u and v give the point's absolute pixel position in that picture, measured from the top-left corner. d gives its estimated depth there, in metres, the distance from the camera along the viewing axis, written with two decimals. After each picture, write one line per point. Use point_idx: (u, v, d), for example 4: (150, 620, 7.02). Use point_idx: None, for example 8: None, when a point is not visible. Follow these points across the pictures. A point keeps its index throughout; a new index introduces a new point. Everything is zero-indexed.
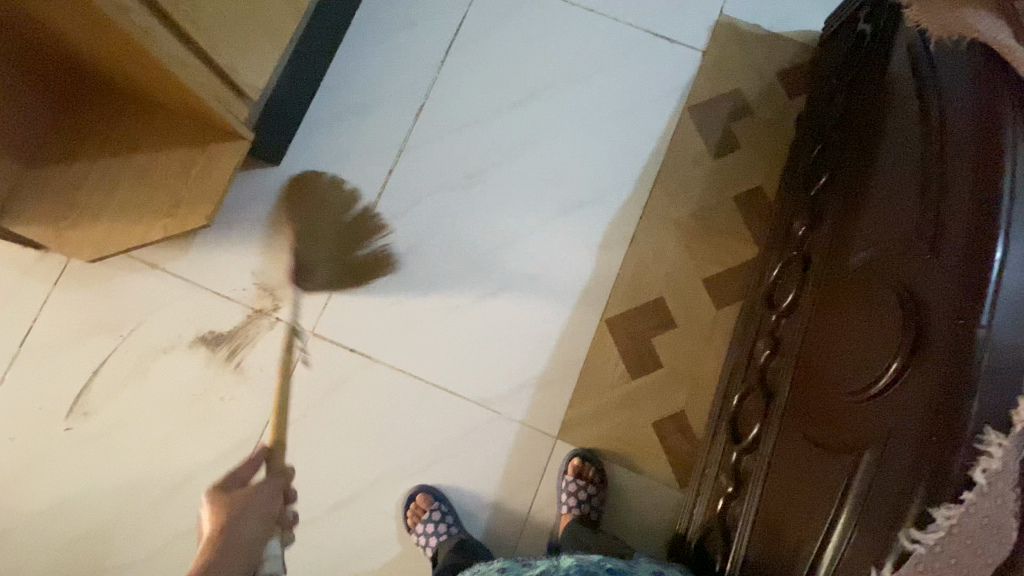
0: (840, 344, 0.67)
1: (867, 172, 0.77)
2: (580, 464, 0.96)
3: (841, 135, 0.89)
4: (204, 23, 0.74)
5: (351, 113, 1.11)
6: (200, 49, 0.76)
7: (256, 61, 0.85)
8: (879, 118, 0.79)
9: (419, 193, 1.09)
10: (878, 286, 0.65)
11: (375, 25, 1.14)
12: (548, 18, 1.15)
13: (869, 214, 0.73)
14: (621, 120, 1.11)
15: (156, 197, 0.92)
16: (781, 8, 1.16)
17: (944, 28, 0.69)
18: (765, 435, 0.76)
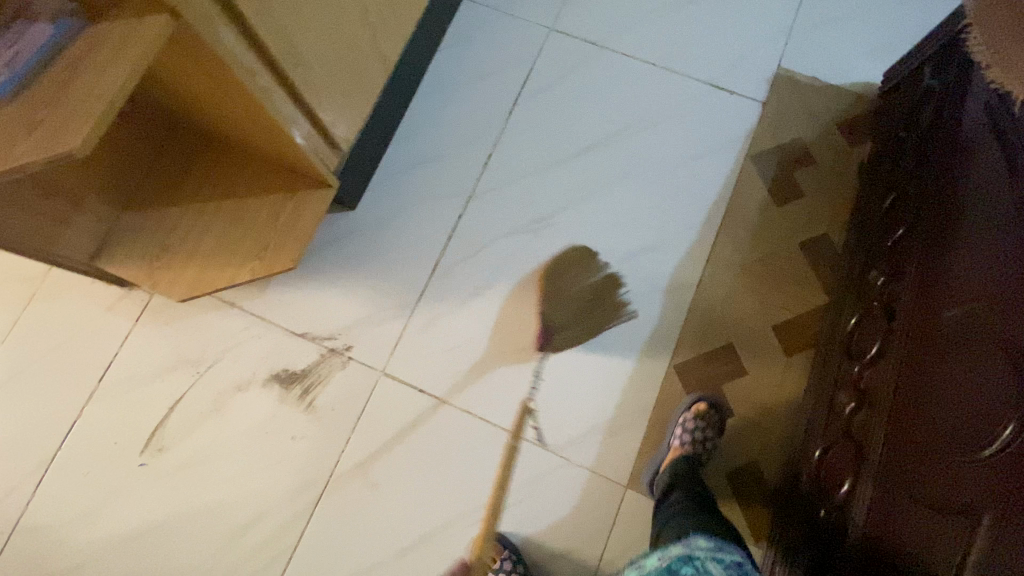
0: (942, 400, 0.67)
1: (950, 223, 0.77)
2: (703, 408, 0.98)
3: (914, 185, 0.90)
4: (314, 84, 0.79)
5: (423, 160, 1.16)
6: (309, 108, 0.81)
7: (350, 117, 0.91)
8: (957, 171, 0.80)
9: (487, 237, 1.12)
10: (982, 342, 0.65)
11: (447, 79, 1.20)
12: (610, 74, 1.20)
13: (957, 266, 0.73)
14: (684, 169, 1.14)
15: (246, 240, 0.97)
16: (839, 60, 1.19)
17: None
18: (859, 492, 0.74)
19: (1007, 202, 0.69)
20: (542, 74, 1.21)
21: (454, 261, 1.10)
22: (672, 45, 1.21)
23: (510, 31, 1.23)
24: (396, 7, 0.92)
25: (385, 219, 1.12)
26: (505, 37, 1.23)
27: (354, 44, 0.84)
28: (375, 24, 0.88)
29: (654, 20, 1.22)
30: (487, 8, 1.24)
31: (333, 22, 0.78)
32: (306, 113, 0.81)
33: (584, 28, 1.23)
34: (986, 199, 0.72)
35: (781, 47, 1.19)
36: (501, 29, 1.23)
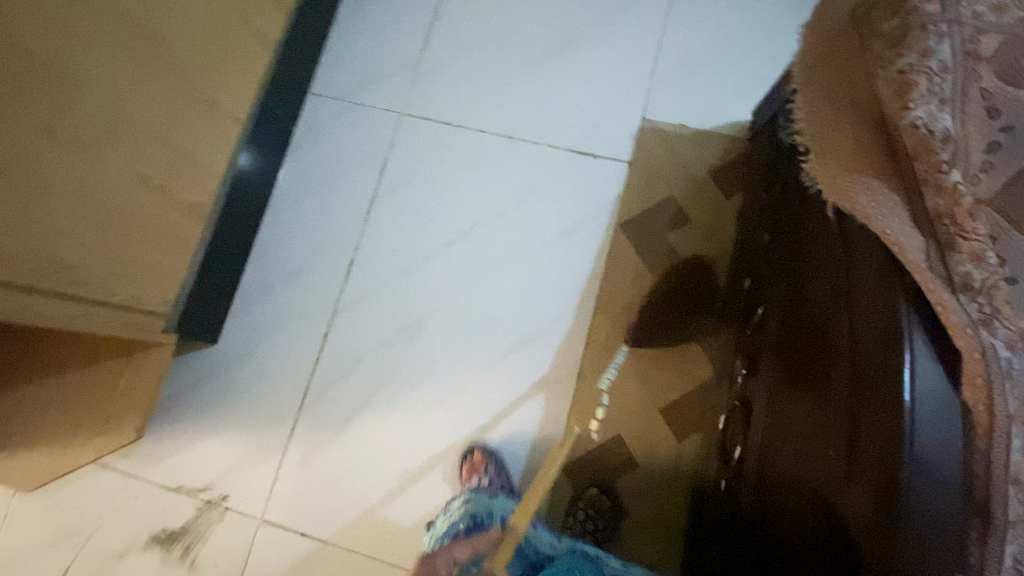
0: (783, 548, 0.61)
1: (793, 326, 0.72)
2: (594, 493, 0.96)
3: (771, 265, 0.84)
4: (86, 276, 0.74)
5: (283, 280, 1.10)
6: (89, 298, 0.76)
7: (155, 280, 0.86)
8: (798, 262, 0.74)
9: (357, 353, 1.07)
10: (805, 489, 0.58)
11: (299, 186, 1.13)
12: (469, 154, 1.13)
13: (796, 382, 0.67)
14: (555, 248, 1.08)
15: (88, 416, 0.93)
16: (706, 102, 1.10)
17: (837, 193, 0.59)
18: None
19: (827, 315, 0.61)
20: (397, 165, 1.14)
21: (325, 384, 1.06)
22: (528, 113, 1.13)
23: (359, 121, 1.16)
24: (191, 158, 0.87)
25: (250, 351, 1.07)
26: (354, 129, 1.15)
27: (141, 218, 0.80)
28: (163, 185, 0.83)
29: (507, 87, 1.14)
30: (332, 99, 1.17)
31: (98, 213, 0.73)
32: (92, 303, 0.77)
33: (435, 107, 1.15)
34: (812, 307, 0.66)
35: (642, 98, 1.12)
36: (349, 121, 1.16)
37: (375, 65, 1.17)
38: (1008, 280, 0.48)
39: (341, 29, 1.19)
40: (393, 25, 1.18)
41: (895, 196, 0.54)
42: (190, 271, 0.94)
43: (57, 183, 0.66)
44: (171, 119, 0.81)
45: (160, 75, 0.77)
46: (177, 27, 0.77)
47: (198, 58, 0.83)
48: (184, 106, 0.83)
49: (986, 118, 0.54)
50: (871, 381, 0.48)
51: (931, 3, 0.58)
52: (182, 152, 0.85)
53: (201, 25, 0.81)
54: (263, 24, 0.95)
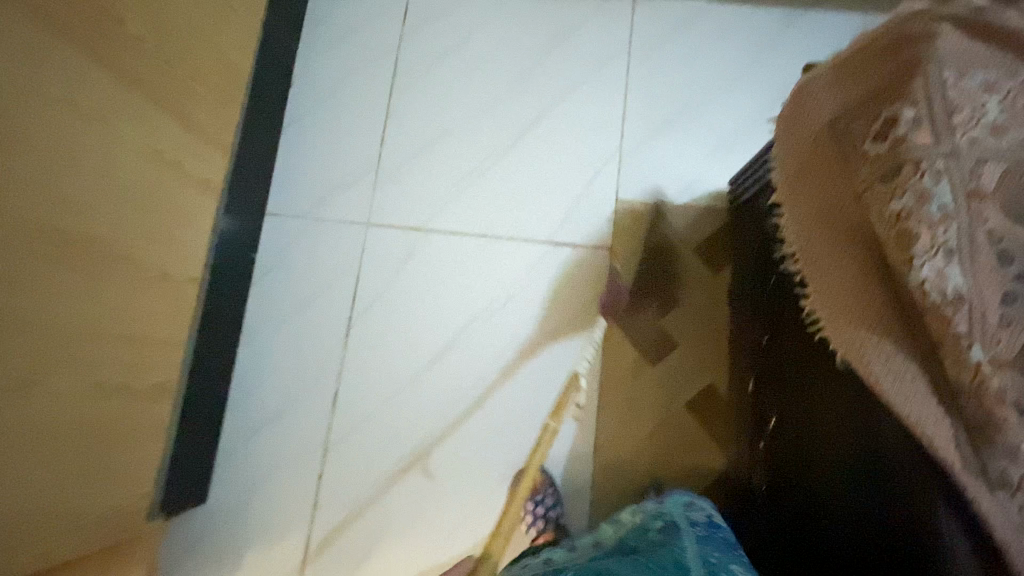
0: None
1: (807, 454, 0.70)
2: None
3: (773, 367, 0.81)
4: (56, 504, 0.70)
5: (268, 421, 1.04)
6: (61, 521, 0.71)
7: (130, 473, 0.81)
8: (801, 383, 0.71)
9: (357, 489, 1.01)
10: None
11: (270, 317, 1.07)
12: (443, 258, 1.08)
13: (823, 522, 0.66)
14: (547, 348, 1.03)
15: None
16: (678, 175, 1.08)
17: (847, 346, 0.55)
18: None
19: (849, 472, 0.59)
20: (370, 279, 1.08)
21: (328, 526, 1.00)
22: (499, 207, 1.10)
23: (324, 238, 1.09)
24: (146, 338, 0.80)
25: (243, 503, 1.01)
26: (320, 248, 1.09)
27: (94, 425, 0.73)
28: (126, 378, 0.77)
29: (472, 183, 1.11)
30: (291, 218, 1.10)
31: (43, 444, 0.65)
32: (60, 524, 0.72)
33: (402, 212, 1.10)
34: (826, 450, 0.64)
35: (613, 177, 1.09)
36: (313, 239, 1.10)
37: (332, 176, 1.12)
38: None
39: (291, 143, 1.13)
40: (346, 132, 1.13)
41: (913, 364, 0.51)
42: (165, 449, 0.87)
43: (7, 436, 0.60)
44: (112, 309, 0.73)
45: (97, 270, 0.70)
46: (110, 215, 0.71)
47: (144, 241, 0.78)
48: (127, 292, 0.75)
49: (997, 267, 0.50)
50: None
51: (919, 133, 0.54)
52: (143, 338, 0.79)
53: (133, 201, 0.75)
54: (203, 172, 0.88)
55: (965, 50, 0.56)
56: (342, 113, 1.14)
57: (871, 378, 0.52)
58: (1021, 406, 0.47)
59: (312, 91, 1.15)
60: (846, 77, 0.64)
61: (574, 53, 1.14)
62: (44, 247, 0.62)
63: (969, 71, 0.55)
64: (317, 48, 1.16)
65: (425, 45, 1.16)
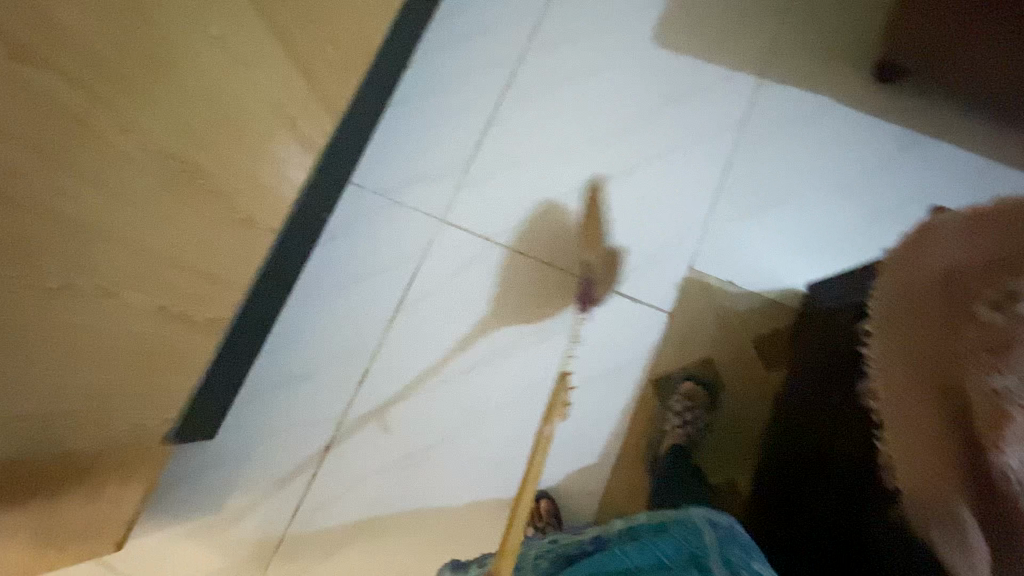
0: None
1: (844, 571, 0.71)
2: (539, 505, 0.97)
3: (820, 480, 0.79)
4: (143, 396, 0.78)
5: (296, 381, 1.05)
6: (145, 407, 0.79)
7: (177, 392, 0.85)
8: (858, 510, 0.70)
9: (363, 471, 1.01)
10: None
11: (324, 281, 1.09)
12: (506, 273, 1.08)
13: None
14: (579, 393, 1.03)
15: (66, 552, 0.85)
16: (755, 264, 1.06)
17: (942, 524, 0.56)
18: None
19: None
20: (429, 272, 1.08)
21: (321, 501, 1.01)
22: (571, 240, 1.09)
23: (397, 219, 1.11)
24: (226, 270, 0.84)
25: (248, 449, 1.02)
26: (391, 229, 1.10)
27: (118, 338, 0.69)
28: (200, 298, 0.80)
29: (552, 210, 1.10)
30: (373, 193, 1.12)
31: (129, 339, 0.71)
32: (133, 403, 0.77)
33: (478, 219, 1.10)
34: None
35: (693, 244, 1.07)
36: (387, 218, 1.11)
37: (422, 166, 1.13)
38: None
39: (393, 124, 1.16)
40: (447, 127, 1.15)
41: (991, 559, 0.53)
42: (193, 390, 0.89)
43: (131, 325, 0.70)
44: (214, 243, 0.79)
45: (155, 164, 0.65)
46: (166, 99, 0.64)
47: (249, 178, 0.82)
48: (189, 213, 0.73)
49: None
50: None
51: None
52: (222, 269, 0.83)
53: (231, 126, 0.75)
54: (309, 132, 0.92)
55: None
56: (447, 108, 1.16)
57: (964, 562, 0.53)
58: None
59: (425, 82, 1.17)
60: (980, 230, 0.61)
61: (685, 115, 1.13)
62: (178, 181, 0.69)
63: None
64: (441, 42, 1.19)
65: (545, 67, 1.17)
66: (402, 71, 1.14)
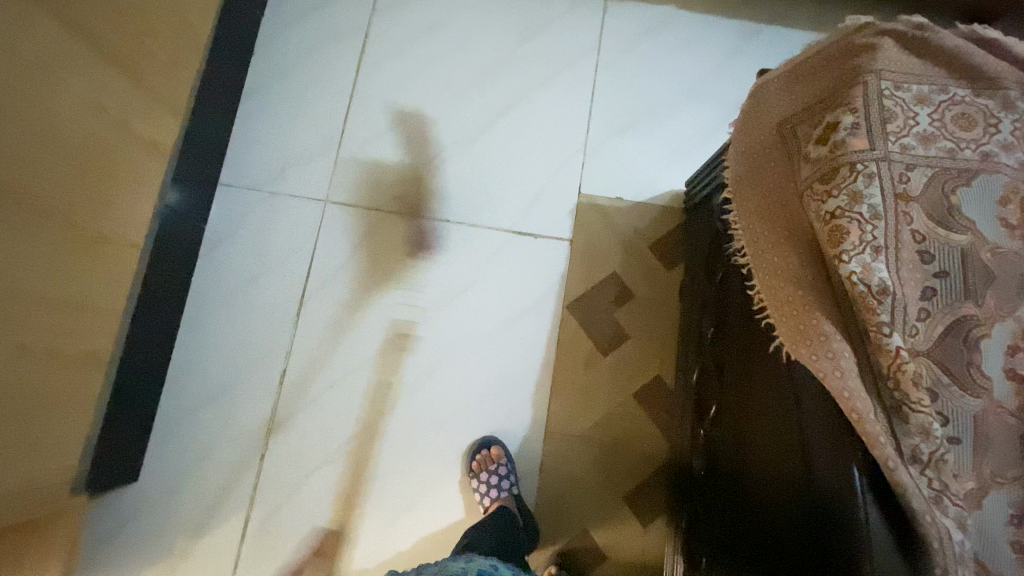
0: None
1: (746, 412, 0.72)
2: (488, 453, 0.96)
3: (721, 343, 0.82)
4: (40, 447, 0.73)
5: (211, 400, 0.99)
6: (47, 458, 0.74)
7: (76, 437, 0.79)
8: (748, 351, 0.72)
9: (303, 470, 0.98)
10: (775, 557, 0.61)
11: (216, 291, 1.03)
12: (402, 240, 1.07)
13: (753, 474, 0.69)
14: (500, 336, 1.03)
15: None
16: (637, 176, 1.10)
17: (796, 326, 0.56)
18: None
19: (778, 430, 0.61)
20: (324, 258, 1.06)
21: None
22: (460, 192, 1.09)
23: (280, 211, 1.07)
24: (96, 296, 0.78)
25: (175, 483, 0.97)
26: (274, 224, 1.06)
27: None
28: (73, 330, 0.75)
29: (434, 168, 1.09)
30: (246, 192, 1.07)
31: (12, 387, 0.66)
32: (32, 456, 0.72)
33: (363, 194, 1.08)
34: (763, 402, 0.66)
35: (577, 169, 1.10)
36: (267, 214, 1.07)
37: (293, 153, 1.09)
38: (979, 486, 0.50)
39: (252, 116, 1.10)
40: (310, 108, 1.11)
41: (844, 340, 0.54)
42: (93, 433, 0.83)
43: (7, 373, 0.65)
44: (75, 269, 0.74)
45: None
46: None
47: (99, 194, 0.76)
48: (29, 243, 0.66)
49: (919, 264, 0.54)
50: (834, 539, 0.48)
51: (857, 139, 0.58)
52: (91, 296, 0.77)
53: (56, 140, 0.68)
54: (152, 134, 0.85)
55: (899, 62, 0.60)
56: (305, 89, 1.11)
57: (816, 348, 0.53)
58: (933, 392, 0.51)
59: (276, 66, 1.12)
60: (796, 82, 0.66)
61: (544, 48, 1.15)
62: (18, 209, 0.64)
63: (905, 84, 0.59)
64: (284, 22, 1.14)
65: (397, 28, 1.14)
66: (248, 60, 1.09)
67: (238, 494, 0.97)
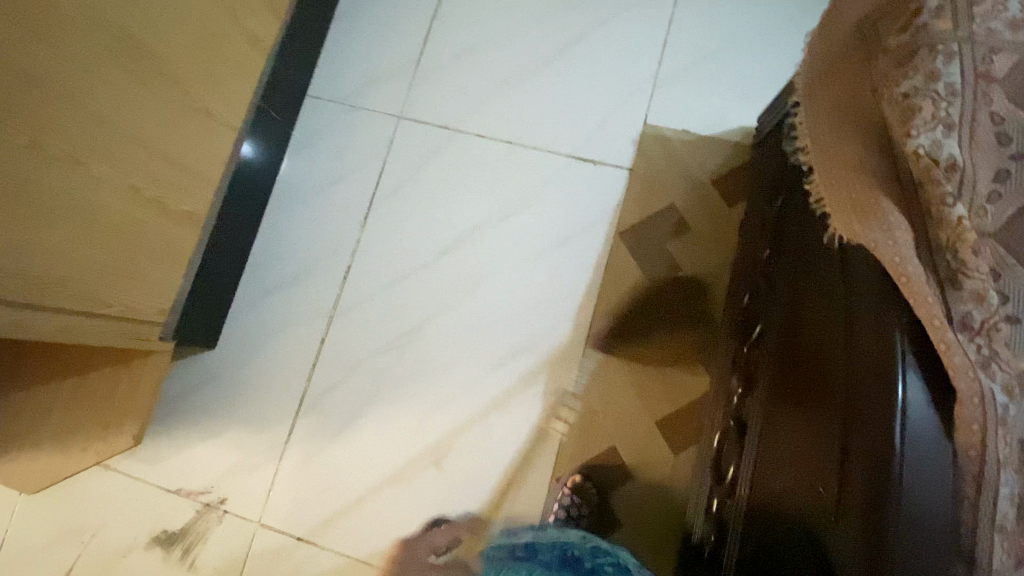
0: (777, 472, 0.65)
1: (793, 312, 0.71)
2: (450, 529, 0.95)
3: (777, 258, 0.81)
4: (141, 284, 0.84)
5: (282, 285, 1.09)
6: (145, 295, 0.86)
7: (167, 288, 0.90)
8: (803, 252, 0.71)
9: (355, 359, 1.06)
10: (801, 436, 0.61)
11: (296, 190, 1.13)
12: (468, 156, 1.12)
13: (791, 368, 0.68)
14: (550, 255, 1.06)
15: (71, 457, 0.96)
16: (706, 111, 1.09)
17: (854, 203, 0.55)
18: (729, 520, 0.77)
19: (826, 314, 0.61)
20: (395, 168, 1.12)
21: (291, 426, 1.04)
22: (524, 116, 1.12)
23: (358, 123, 1.15)
24: (197, 163, 0.88)
25: (245, 356, 1.07)
26: (350, 132, 1.15)
27: (80, 207, 0.70)
28: (176, 189, 0.85)
29: (504, 91, 1.13)
30: (330, 104, 1.16)
31: (122, 220, 0.77)
32: (132, 289, 0.83)
33: (434, 112, 1.14)
34: (814, 294, 0.65)
35: (644, 101, 1.10)
36: (346, 124, 1.15)
37: (374, 71, 1.17)
38: None
39: (342, 35, 1.19)
40: (394, 30, 1.18)
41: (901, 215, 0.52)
42: (183, 289, 0.94)
43: (117, 206, 0.75)
44: (183, 134, 0.84)
45: (110, 40, 0.68)
46: None
47: (208, 70, 0.85)
48: (149, 97, 0.76)
49: (995, 145, 0.52)
50: (863, 401, 0.48)
51: (942, 19, 0.54)
52: (193, 162, 0.87)
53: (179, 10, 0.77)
54: (256, 28, 0.94)
55: None
56: (391, 12, 1.19)
57: (872, 220, 0.53)
58: (995, 272, 0.49)
59: None
60: None
61: None
62: (141, 63, 0.73)
63: None
64: None
65: None
66: None
67: (298, 371, 1.06)
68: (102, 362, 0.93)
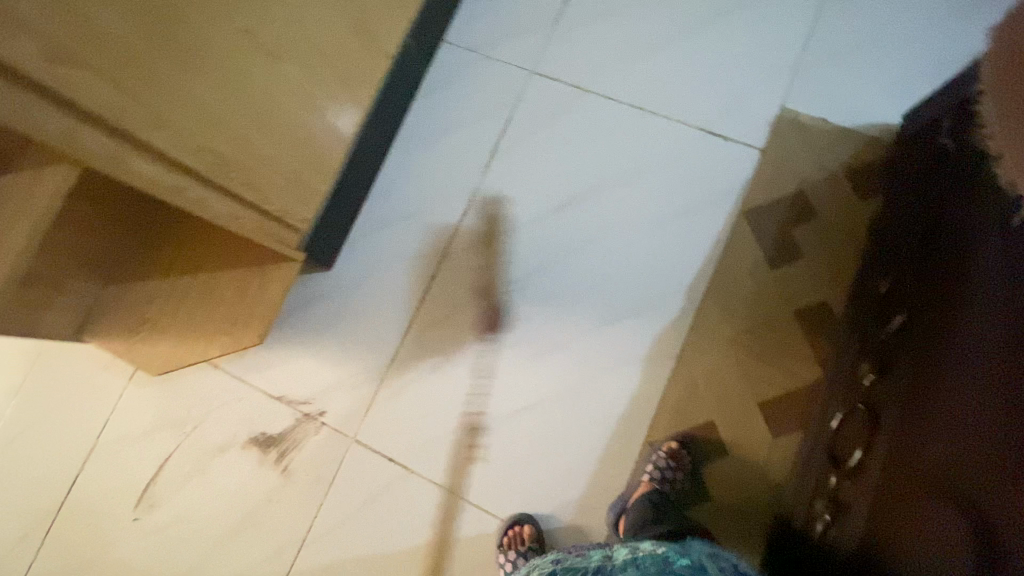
0: (917, 444, 0.65)
1: (947, 293, 0.70)
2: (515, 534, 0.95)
3: (928, 244, 0.80)
4: (297, 189, 0.88)
5: (400, 219, 1.12)
6: (299, 201, 0.89)
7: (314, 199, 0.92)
8: (965, 235, 0.70)
9: (461, 298, 1.08)
10: (954, 408, 0.61)
11: (423, 129, 1.16)
12: (596, 117, 1.12)
13: (940, 347, 0.68)
14: (667, 224, 1.06)
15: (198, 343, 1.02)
16: (846, 103, 1.07)
17: None
18: (843, 494, 0.77)
19: (993, 290, 0.60)
20: (523, 120, 1.14)
21: (394, 354, 1.07)
22: (658, 85, 1.12)
23: (491, 73, 1.17)
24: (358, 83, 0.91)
25: (357, 280, 1.11)
26: (482, 80, 1.17)
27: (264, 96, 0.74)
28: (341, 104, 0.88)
29: (639, 58, 1.13)
30: (464, 51, 1.19)
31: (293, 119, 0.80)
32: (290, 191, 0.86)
33: (567, 71, 1.15)
34: (979, 271, 0.64)
35: (783, 85, 1.09)
36: (478, 71, 1.17)
37: (512, 24, 1.18)
38: None
39: None
40: None
41: None
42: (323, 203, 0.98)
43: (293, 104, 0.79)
44: (352, 48, 0.86)
45: None
46: None
47: None
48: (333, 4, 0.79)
49: None
50: None
51: None
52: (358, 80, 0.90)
53: None
54: None
55: None
56: None
57: None
58: None
59: None
60: None
61: None
62: None
63: None
64: None
65: None
66: None
67: (406, 302, 1.09)
68: (239, 261, 0.99)
